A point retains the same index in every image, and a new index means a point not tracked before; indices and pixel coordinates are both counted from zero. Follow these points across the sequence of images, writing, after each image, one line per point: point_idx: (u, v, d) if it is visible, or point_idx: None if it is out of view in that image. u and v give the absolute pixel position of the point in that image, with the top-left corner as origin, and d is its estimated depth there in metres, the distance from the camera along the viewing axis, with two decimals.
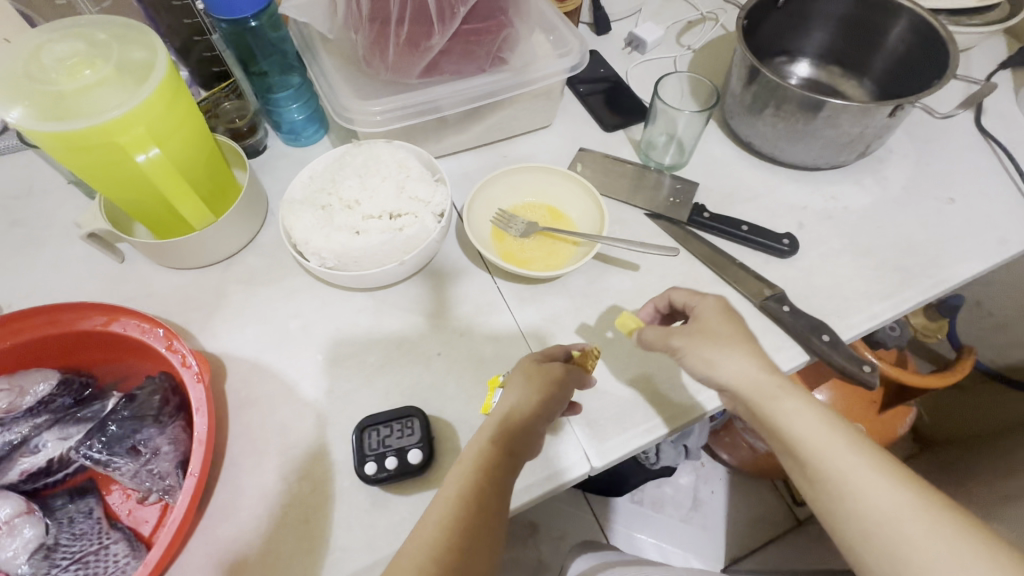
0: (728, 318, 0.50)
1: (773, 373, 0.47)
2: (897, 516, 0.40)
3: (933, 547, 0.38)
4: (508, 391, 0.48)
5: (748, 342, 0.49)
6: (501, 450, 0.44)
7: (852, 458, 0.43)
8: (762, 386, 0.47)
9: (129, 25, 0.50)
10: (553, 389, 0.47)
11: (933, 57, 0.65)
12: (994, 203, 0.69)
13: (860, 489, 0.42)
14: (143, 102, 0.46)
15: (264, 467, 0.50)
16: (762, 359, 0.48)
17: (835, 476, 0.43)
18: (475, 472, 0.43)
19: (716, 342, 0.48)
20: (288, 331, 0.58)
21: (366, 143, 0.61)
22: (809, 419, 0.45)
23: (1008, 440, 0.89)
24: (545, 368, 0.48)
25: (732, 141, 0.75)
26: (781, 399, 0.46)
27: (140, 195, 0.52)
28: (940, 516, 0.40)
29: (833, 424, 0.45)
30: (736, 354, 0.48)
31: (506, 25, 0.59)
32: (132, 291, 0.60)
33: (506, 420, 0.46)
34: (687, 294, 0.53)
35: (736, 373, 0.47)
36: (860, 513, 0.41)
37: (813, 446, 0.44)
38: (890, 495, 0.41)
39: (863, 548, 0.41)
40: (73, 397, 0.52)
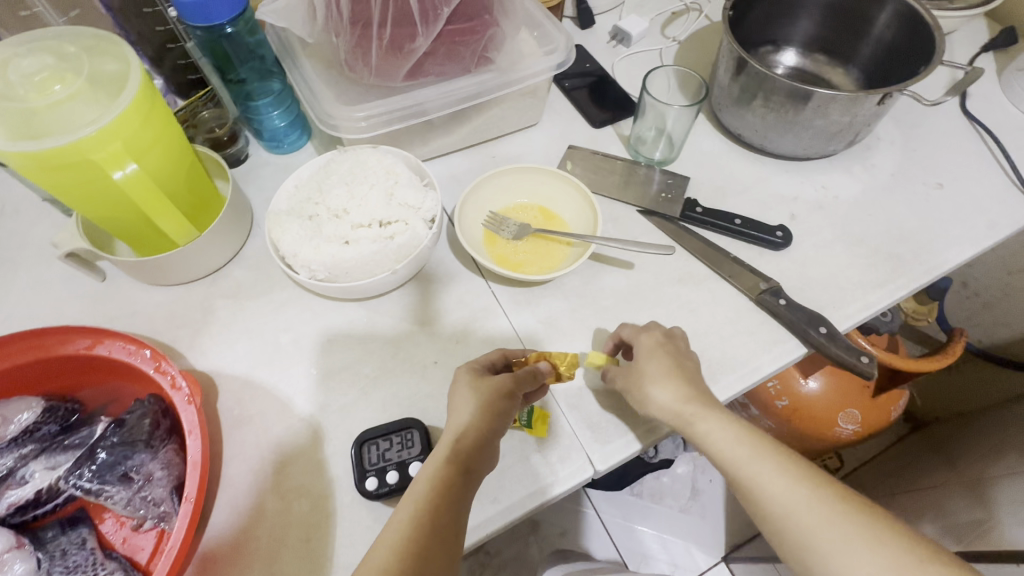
0: (664, 354, 0.50)
1: (698, 398, 0.48)
2: (811, 520, 0.42)
3: (840, 548, 0.40)
4: (456, 411, 0.46)
5: (680, 374, 0.49)
6: (456, 469, 0.43)
7: (765, 468, 0.45)
8: (679, 414, 0.47)
9: (100, 36, 0.48)
10: (503, 400, 0.46)
11: (919, 43, 0.65)
12: (981, 187, 0.69)
13: (773, 498, 0.44)
14: (118, 117, 0.44)
15: (262, 487, 0.49)
16: (686, 389, 0.48)
17: (751, 486, 0.45)
18: (429, 496, 0.41)
19: (649, 380, 0.49)
20: (279, 346, 0.57)
21: (352, 149, 0.60)
22: (724, 435, 0.46)
23: (999, 419, 0.91)
24: (492, 382, 0.47)
25: (721, 133, 0.74)
26: (697, 422, 0.47)
27: (119, 212, 0.50)
28: (844, 514, 0.42)
29: (745, 437, 0.46)
30: (661, 388, 0.48)
31: (491, 24, 0.58)
32: (115, 310, 0.58)
33: (457, 439, 0.44)
34: (633, 330, 0.53)
35: (660, 405, 0.48)
36: (775, 520, 0.43)
37: (730, 460, 0.46)
38: (801, 498, 0.43)
39: (784, 550, 0.43)
40: (59, 424, 0.50)
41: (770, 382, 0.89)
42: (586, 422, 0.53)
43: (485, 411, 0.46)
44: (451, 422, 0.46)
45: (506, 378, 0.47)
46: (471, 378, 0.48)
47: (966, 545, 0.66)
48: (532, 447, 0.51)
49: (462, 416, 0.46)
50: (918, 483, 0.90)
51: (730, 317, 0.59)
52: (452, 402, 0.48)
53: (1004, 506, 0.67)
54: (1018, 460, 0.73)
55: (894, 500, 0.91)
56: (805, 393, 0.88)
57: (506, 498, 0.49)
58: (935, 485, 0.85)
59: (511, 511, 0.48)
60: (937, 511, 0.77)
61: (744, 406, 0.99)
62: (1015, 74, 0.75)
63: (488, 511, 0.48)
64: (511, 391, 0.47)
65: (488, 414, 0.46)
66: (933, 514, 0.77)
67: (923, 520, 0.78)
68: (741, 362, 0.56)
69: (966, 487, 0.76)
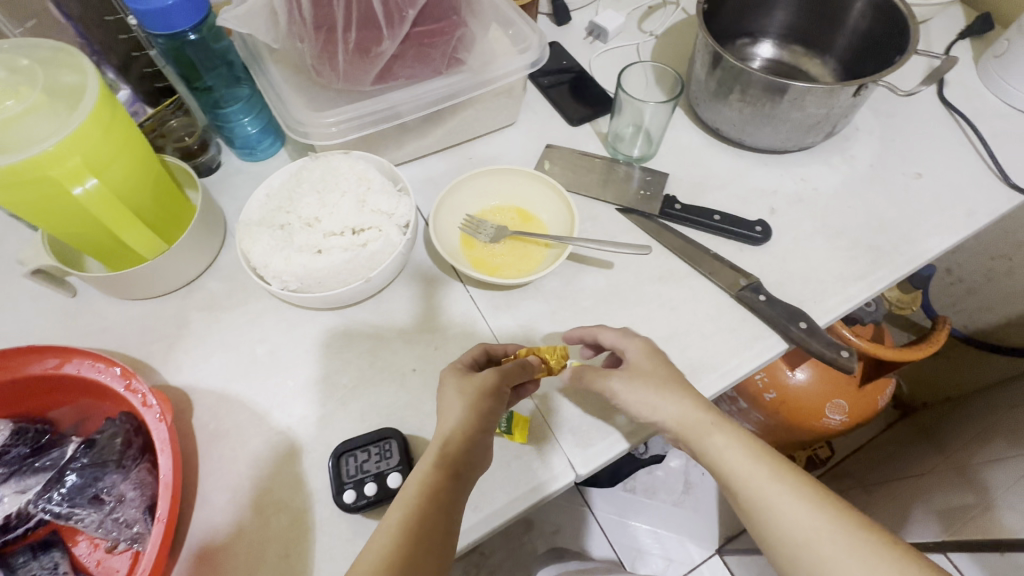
0: (656, 359, 0.50)
1: (706, 407, 0.47)
2: (821, 544, 0.40)
3: None
4: (445, 412, 0.46)
5: (681, 382, 0.48)
6: (446, 473, 0.42)
7: (781, 489, 0.43)
8: (696, 423, 0.46)
9: (57, 48, 0.47)
10: (489, 399, 0.46)
11: (893, 33, 0.65)
12: (960, 176, 0.69)
13: (786, 523, 0.42)
14: (75, 131, 0.43)
15: (239, 503, 0.48)
16: (695, 398, 0.48)
17: (764, 509, 0.43)
18: (417, 501, 0.41)
19: (651, 385, 0.48)
20: (256, 358, 0.56)
21: (323, 155, 0.59)
22: (737, 452, 0.45)
23: (987, 404, 0.91)
24: (478, 380, 0.46)
25: (700, 128, 0.74)
26: (712, 434, 0.46)
27: (81, 228, 0.49)
28: (863, 541, 0.40)
29: (759, 456, 0.45)
30: (671, 397, 0.47)
31: (460, 24, 0.57)
32: (86, 326, 0.57)
33: (445, 442, 0.43)
34: (616, 335, 0.52)
35: (671, 413, 0.47)
36: (786, 545, 0.42)
37: (744, 479, 0.44)
38: (813, 523, 0.41)
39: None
40: (29, 446, 0.49)
41: (758, 375, 0.89)
42: (568, 426, 0.52)
43: (474, 411, 0.45)
44: (441, 424, 0.45)
45: (492, 375, 0.46)
46: (459, 376, 0.48)
47: (952, 533, 0.66)
48: (513, 453, 0.51)
49: (451, 417, 0.45)
50: (905, 471, 0.90)
51: (710, 314, 0.59)
52: (440, 403, 0.47)
53: (988, 493, 0.67)
54: (1002, 446, 0.73)
55: (883, 488, 0.91)
56: (793, 384, 0.88)
57: (487, 506, 0.48)
58: (923, 472, 0.85)
59: (492, 519, 0.48)
60: (925, 499, 0.77)
61: (733, 399, 0.99)
62: (991, 61, 0.75)
63: (469, 519, 0.48)
64: (498, 388, 0.46)
65: (477, 415, 0.45)
66: (921, 502, 0.77)
67: (910, 507, 0.78)
68: (722, 360, 0.56)
69: (953, 475, 0.76)
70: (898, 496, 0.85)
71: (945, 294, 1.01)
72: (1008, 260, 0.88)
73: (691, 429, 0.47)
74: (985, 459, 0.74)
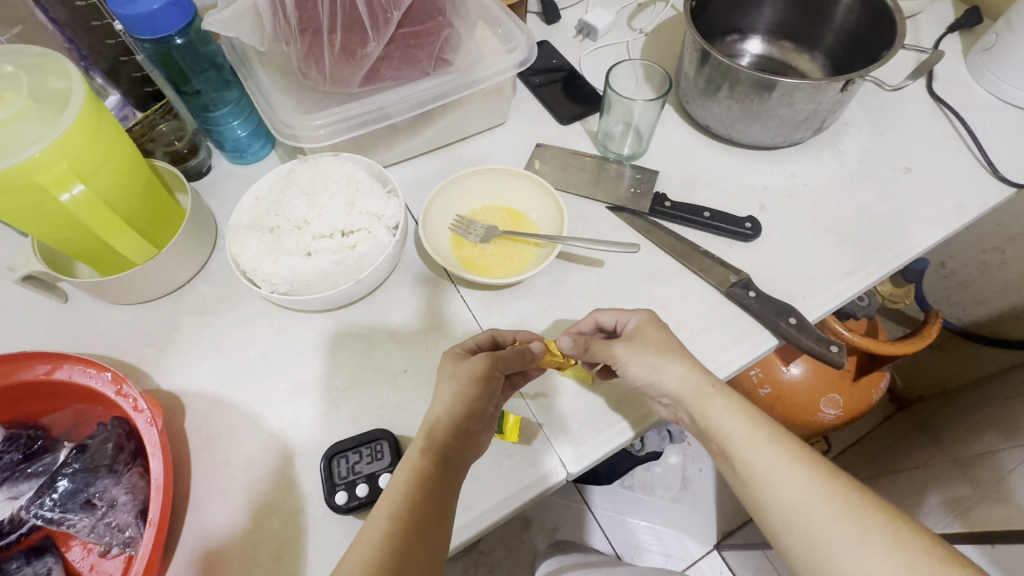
0: (660, 330, 0.51)
1: (708, 373, 0.48)
2: (815, 507, 0.40)
3: (846, 543, 0.38)
4: (436, 399, 0.46)
5: (683, 350, 0.49)
6: (434, 459, 0.42)
7: (777, 452, 0.43)
8: (698, 386, 0.47)
9: (42, 54, 0.47)
10: (480, 383, 0.46)
11: (880, 27, 0.65)
12: (949, 170, 0.69)
13: (781, 487, 0.41)
14: (62, 135, 0.43)
15: (232, 506, 0.49)
16: (695, 362, 0.48)
17: (758, 472, 0.43)
18: (407, 487, 0.41)
19: (653, 349, 0.49)
20: (247, 361, 0.56)
21: (312, 158, 0.59)
22: (736, 416, 0.45)
23: (981, 396, 0.91)
24: (470, 365, 0.46)
25: (690, 125, 0.74)
26: (713, 396, 0.46)
27: (70, 233, 0.49)
28: (857, 506, 0.39)
29: (757, 421, 0.45)
30: (673, 360, 0.48)
31: (445, 24, 0.57)
32: (78, 332, 0.57)
33: (432, 428, 0.44)
34: (615, 313, 0.52)
35: (675, 377, 0.47)
36: (778, 508, 0.41)
37: (741, 443, 0.44)
38: (808, 487, 0.41)
39: (786, 544, 0.41)
40: (22, 452, 0.49)
41: (752, 370, 0.89)
42: (560, 423, 0.53)
43: (462, 396, 0.45)
44: (430, 412, 0.45)
45: (483, 361, 0.46)
46: (453, 362, 0.48)
47: (946, 526, 0.66)
48: (505, 452, 0.51)
49: (440, 403, 0.45)
50: (901, 463, 0.91)
51: (701, 311, 0.59)
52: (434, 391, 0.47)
53: (982, 485, 0.67)
54: (997, 438, 0.73)
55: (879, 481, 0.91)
56: (787, 379, 0.88)
57: (479, 505, 0.48)
58: (918, 465, 0.85)
59: (484, 518, 0.48)
60: (920, 491, 0.77)
61: None
62: (980, 55, 0.75)
63: (461, 519, 0.48)
64: (491, 372, 0.46)
65: (466, 401, 0.45)
66: (917, 494, 0.77)
67: (905, 501, 0.78)
68: (712, 357, 0.56)
69: (947, 467, 0.77)
70: (893, 489, 0.85)
71: (938, 287, 1.02)
72: (1000, 253, 0.89)
73: (695, 393, 0.47)
74: (980, 451, 0.74)
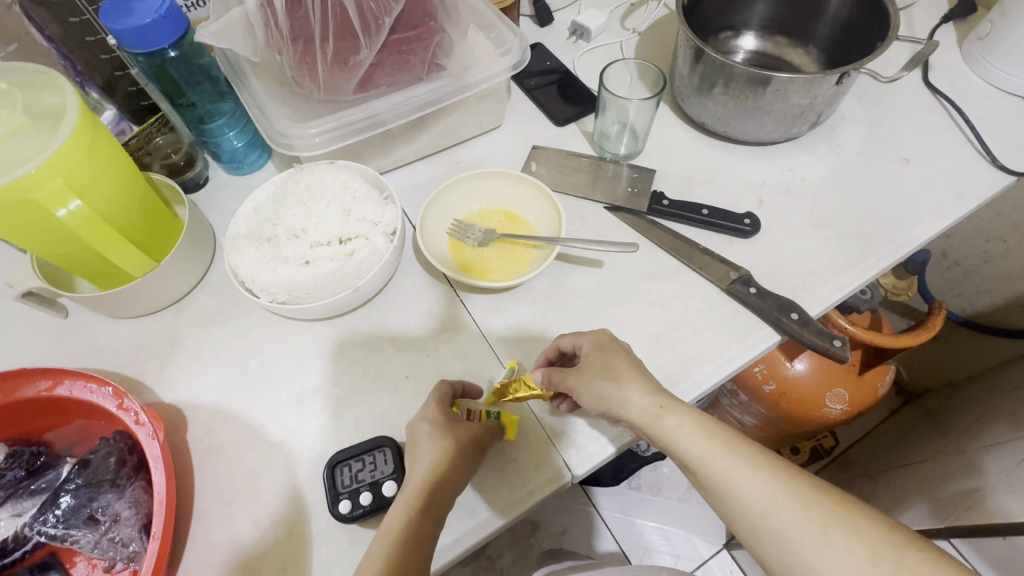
0: (615, 351, 0.48)
1: (661, 393, 0.46)
2: (781, 511, 0.40)
3: (817, 546, 0.39)
4: (420, 459, 0.46)
5: (637, 369, 0.47)
6: (422, 517, 0.43)
7: (737, 462, 0.42)
8: (648, 409, 0.45)
9: (39, 71, 0.47)
10: (477, 453, 0.48)
11: (874, 20, 0.65)
12: (947, 160, 0.69)
13: (746, 496, 0.41)
14: (58, 152, 0.43)
15: (236, 517, 0.48)
16: (646, 382, 0.46)
17: (723, 483, 0.42)
18: (397, 543, 0.41)
19: (602, 376, 0.46)
20: (248, 371, 0.56)
21: (308, 166, 0.60)
22: (691, 431, 0.44)
23: (989, 386, 0.91)
24: (470, 431, 0.48)
25: (686, 123, 0.74)
26: (666, 416, 0.44)
27: (70, 249, 0.49)
28: (821, 505, 0.40)
29: (714, 431, 0.44)
30: (621, 385, 0.46)
31: (437, 30, 0.57)
32: (79, 346, 0.57)
33: (428, 489, 0.44)
34: (571, 336, 0.51)
35: (625, 403, 0.45)
36: (746, 516, 0.41)
37: (701, 458, 0.43)
38: (772, 490, 0.41)
39: (758, 548, 0.41)
40: (25, 468, 0.50)
41: (756, 367, 0.89)
42: (561, 427, 0.52)
43: (459, 459, 0.46)
44: (415, 469, 0.45)
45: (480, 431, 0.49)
46: (447, 422, 0.48)
47: (953, 520, 0.66)
48: (508, 455, 0.51)
49: (434, 462, 0.45)
50: (908, 457, 0.90)
51: (702, 309, 0.59)
52: (416, 448, 0.47)
53: (989, 476, 0.67)
54: (1004, 429, 0.73)
55: (886, 475, 0.91)
56: (790, 375, 0.87)
57: (483, 511, 0.48)
58: (926, 458, 0.85)
59: (489, 524, 0.48)
60: (928, 486, 0.77)
61: (733, 392, 0.99)
62: (976, 44, 0.75)
63: (466, 524, 0.48)
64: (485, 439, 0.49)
65: (462, 465, 0.46)
66: (925, 488, 0.77)
67: (915, 495, 0.77)
68: (714, 354, 0.56)
69: (955, 459, 0.76)
70: (902, 483, 0.84)
71: (942, 277, 1.01)
72: (1003, 242, 0.88)
73: (645, 416, 0.45)
74: (988, 442, 0.73)
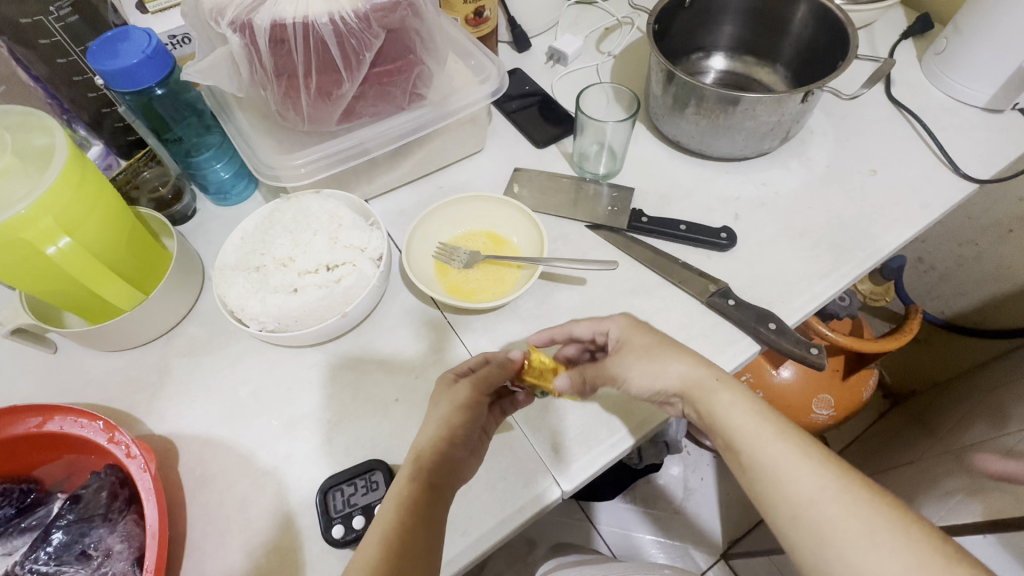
0: (643, 333, 0.51)
1: (711, 368, 0.48)
2: (827, 503, 0.41)
3: (859, 544, 0.39)
4: (425, 428, 0.47)
5: (675, 347, 0.50)
6: (422, 485, 0.43)
7: (786, 447, 0.44)
8: (701, 380, 0.47)
9: (26, 113, 0.48)
10: (467, 413, 0.48)
11: (835, 41, 0.68)
12: (913, 170, 0.71)
13: (791, 480, 0.42)
14: (48, 190, 0.44)
15: (228, 547, 0.49)
16: (695, 358, 0.49)
17: (771, 466, 0.43)
18: (399, 512, 0.41)
19: (645, 355, 0.49)
20: (238, 400, 0.56)
21: (295, 196, 0.61)
22: (742, 410, 0.46)
23: (971, 385, 0.93)
24: (456, 393, 0.49)
25: (661, 141, 0.76)
26: (719, 391, 0.47)
27: (59, 285, 0.50)
28: (867, 502, 0.41)
29: (765, 415, 0.46)
30: (670, 360, 0.48)
31: (417, 62, 0.58)
32: (68, 382, 0.58)
33: (418, 456, 0.45)
34: (590, 324, 0.53)
35: (677, 374, 0.48)
36: (788, 502, 0.42)
37: (750, 437, 0.45)
38: (820, 482, 0.42)
39: (793, 538, 0.42)
40: (15, 507, 0.50)
41: (743, 375, 0.90)
42: (553, 444, 0.53)
43: (448, 422, 0.47)
44: (418, 438, 0.47)
45: (467, 388, 0.49)
46: (443, 390, 0.50)
47: (938, 520, 0.68)
48: (498, 474, 0.51)
49: (428, 432, 0.47)
50: (898, 458, 0.91)
51: (683, 322, 0.60)
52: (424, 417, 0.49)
53: (975, 476, 0.68)
54: (987, 428, 0.74)
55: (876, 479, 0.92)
56: (778, 382, 0.89)
57: (476, 530, 0.49)
58: (914, 459, 0.86)
59: (482, 542, 0.48)
60: (917, 486, 0.78)
61: None
62: (933, 59, 0.78)
63: (459, 544, 0.48)
64: (479, 397, 0.49)
65: (450, 427, 0.47)
66: (915, 489, 0.78)
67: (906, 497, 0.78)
68: None
69: (941, 459, 0.78)
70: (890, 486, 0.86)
71: (919, 281, 1.04)
72: (975, 245, 0.91)
73: (698, 387, 0.47)
74: (975, 439, 0.75)
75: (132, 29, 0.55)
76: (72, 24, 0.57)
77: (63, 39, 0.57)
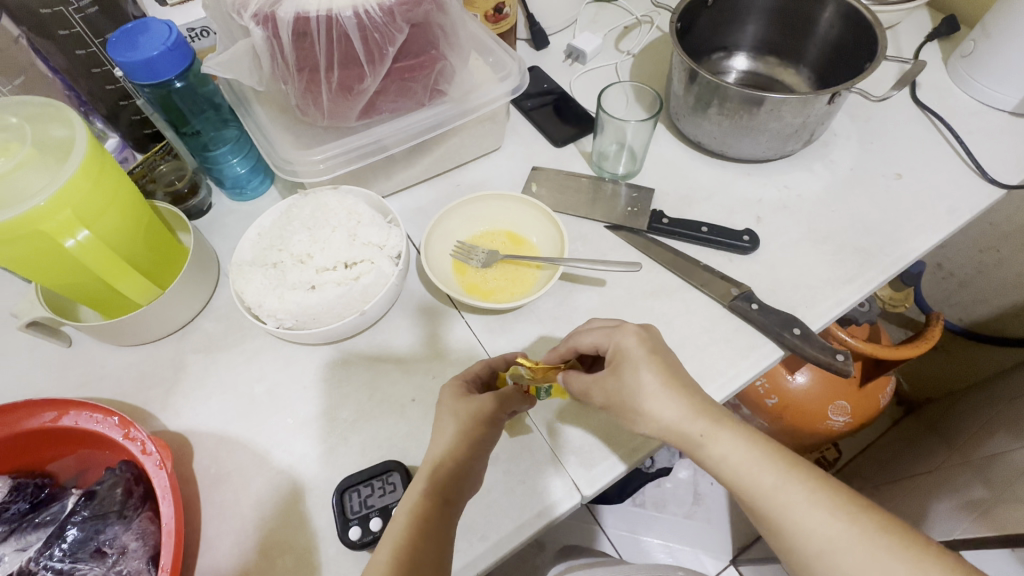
0: (638, 367, 0.46)
1: (699, 417, 0.45)
2: (841, 555, 0.40)
3: None
4: (439, 437, 0.47)
5: (666, 387, 0.45)
6: (434, 500, 0.43)
7: (791, 497, 0.43)
8: (686, 436, 0.45)
9: (46, 104, 0.47)
10: (484, 426, 0.47)
11: (862, 42, 0.67)
12: (939, 175, 0.70)
13: (799, 532, 0.42)
14: (68, 182, 0.44)
15: (242, 546, 0.48)
16: (681, 405, 0.45)
17: (778, 518, 0.43)
18: (410, 527, 0.41)
19: (633, 397, 0.46)
20: (254, 397, 0.56)
21: (312, 192, 0.60)
22: (738, 461, 0.44)
23: (989, 395, 0.91)
24: (472, 405, 0.47)
25: (682, 141, 0.75)
26: (706, 446, 0.45)
27: (76, 278, 0.49)
28: (885, 550, 0.40)
29: (767, 462, 0.44)
30: (652, 409, 0.45)
31: (439, 58, 0.57)
32: (83, 376, 0.57)
33: (435, 468, 0.45)
34: (597, 335, 0.49)
35: (657, 428, 0.45)
36: (800, 553, 0.42)
37: (752, 490, 0.44)
38: (831, 531, 0.41)
39: None
40: (29, 501, 0.49)
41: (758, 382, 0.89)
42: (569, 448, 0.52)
43: (465, 437, 0.46)
44: (432, 449, 0.46)
45: (489, 401, 0.47)
46: (447, 406, 0.48)
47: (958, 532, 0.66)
48: (517, 477, 0.51)
49: (442, 442, 0.46)
50: (914, 468, 0.90)
51: (705, 326, 0.59)
52: (436, 425, 0.48)
53: (996, 487, 0.67)
54: (1007, 439, 0.73)
55: (891, 488, 0.91)
56: (794, 388, 0.88)
57: (494, 534, 0.48)
58: (931, 468, 0.84)
59: (500, 547, 0.47)
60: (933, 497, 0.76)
61: (737, 406, 1.00)
62: (960, 61, 0.77)
63: (477, 548, 0.47)
64: (495, 416, 0.47)
65: (467, 441, 0.46)
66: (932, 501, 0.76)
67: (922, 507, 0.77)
68: (718, 371, 0.56)
69: (958, 469, 0.76)
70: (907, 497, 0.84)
71: (937, 288, 1.02)
72: (996, 252, 0.89)
73: (684, 439, 0.45)
74: (994, 450, 0.74)
75: (152, 21, 0.54)
76: (92, 15, 0.56)
77: (83, 30, 0.57)
